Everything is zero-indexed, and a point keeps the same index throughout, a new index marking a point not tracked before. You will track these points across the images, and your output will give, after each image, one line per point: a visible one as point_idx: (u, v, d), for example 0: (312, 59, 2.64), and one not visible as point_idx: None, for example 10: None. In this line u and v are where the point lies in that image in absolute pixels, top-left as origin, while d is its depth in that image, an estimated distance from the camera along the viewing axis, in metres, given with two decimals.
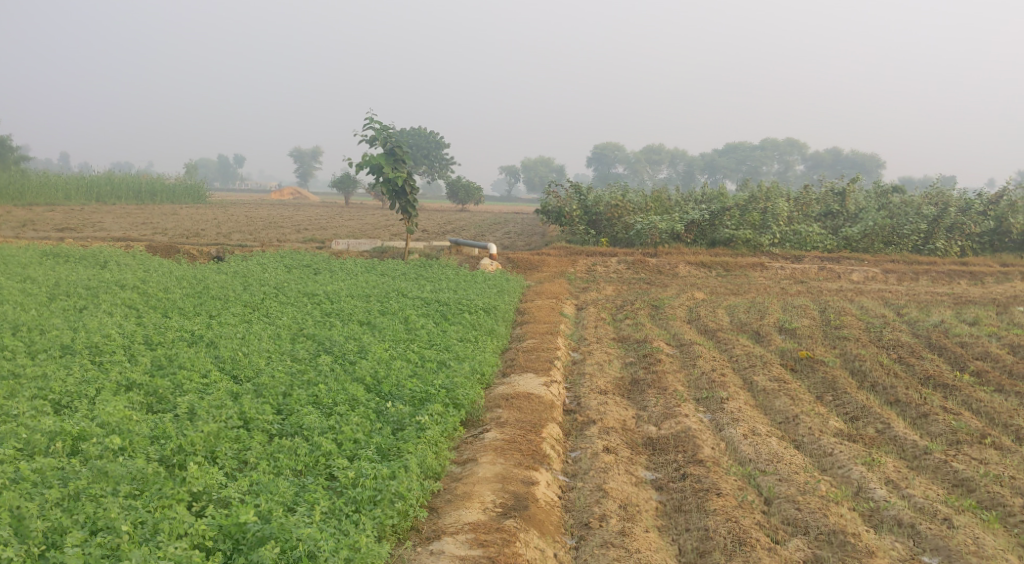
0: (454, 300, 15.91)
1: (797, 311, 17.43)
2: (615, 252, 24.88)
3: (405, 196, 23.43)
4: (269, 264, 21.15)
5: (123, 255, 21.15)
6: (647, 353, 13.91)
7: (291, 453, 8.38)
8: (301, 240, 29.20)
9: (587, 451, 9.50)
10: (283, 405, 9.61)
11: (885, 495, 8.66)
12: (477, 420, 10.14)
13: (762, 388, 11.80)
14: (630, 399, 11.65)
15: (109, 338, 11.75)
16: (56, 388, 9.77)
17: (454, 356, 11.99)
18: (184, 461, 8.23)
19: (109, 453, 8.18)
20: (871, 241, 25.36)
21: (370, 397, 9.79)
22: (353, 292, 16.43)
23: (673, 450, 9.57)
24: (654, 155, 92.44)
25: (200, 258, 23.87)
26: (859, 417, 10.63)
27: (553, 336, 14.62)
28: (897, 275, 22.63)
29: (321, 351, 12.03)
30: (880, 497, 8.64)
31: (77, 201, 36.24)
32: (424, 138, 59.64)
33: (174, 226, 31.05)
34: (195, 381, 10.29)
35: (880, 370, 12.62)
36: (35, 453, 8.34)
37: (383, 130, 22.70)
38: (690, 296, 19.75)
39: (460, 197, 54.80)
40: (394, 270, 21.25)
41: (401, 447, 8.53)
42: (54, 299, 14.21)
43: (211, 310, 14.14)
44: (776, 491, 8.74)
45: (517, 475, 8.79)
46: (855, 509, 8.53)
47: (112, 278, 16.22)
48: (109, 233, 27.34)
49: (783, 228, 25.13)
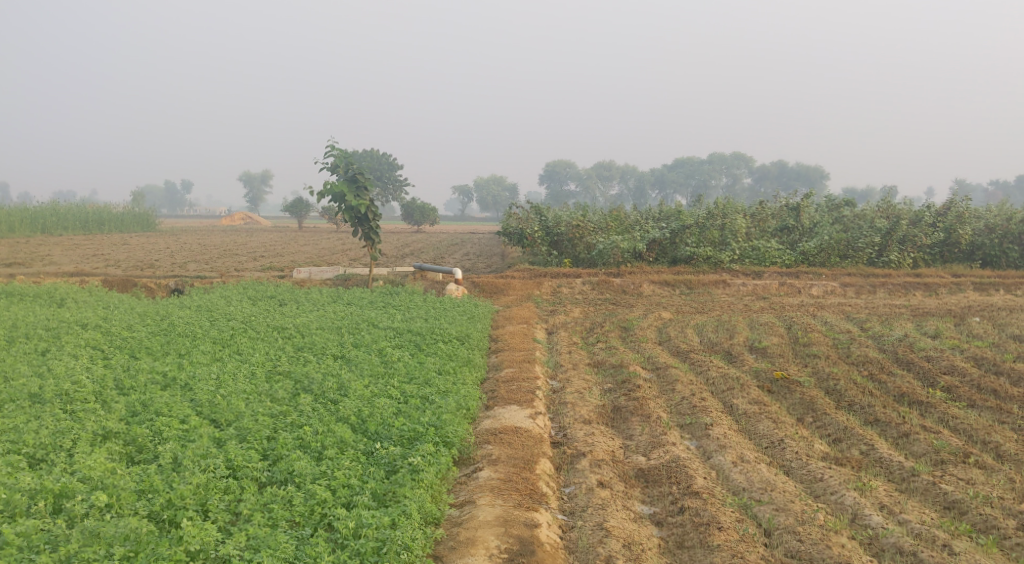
0: (426, 329, 15.75)
1: (764, 329, 17.52)
2: (579, 273, 24.89)
3: (367, 222, 23.19)
4: (232, 296, 20.80)
5: (79, 291, 20.64)
6: (624, 379, 13.75)
7: (285, 503, 8.45)
8: (259, 268, 28.79)
9: (582, 487, 9.56)
10: (270, 449, 9.41)
11: (882, 522, 8.82)
12: (468, 458, 10.07)
13: (743, 411, 11.79)
14: (614, 428, 11.63)
15: (79, 384, 11.38)
16: (29, 441, 9.42)
17: (437, 391, 11.83)
18: (175, 516, 8.20)
19: (96, 511, 8.13)
20: (827, 255, 25.74)
21: (358, 438, 9.66)
22: (323, 323, 16.20)
23: (666, 481, 9.63)
24: (605, 171, 93.06)
25: (159, 291, 23.41)
26: (842, 439, 10.73)
27: (529, 364, 14.49)
28: (855, 288, 22.95)
29: (299, 391, 11.76)
30: (876, 524, 8.80)
31: (22, 233, 35.33)
32: (376, 161, 59.40)
33: (126, 257, 30.40)
34: (174, 427, 9.97)
35: (856, 390, 12.65)
36: (16, 515, 8.09)
37: (344, 157, 22.50)
38: (657, 316, 19.81)
39: (414, 218, 54.61)
40: (360, 299, 21.03)
41: (397, 492, 8.67)
42: (14, 342, 13.79)
43: (180, 349, 13.83)
44: (775, 522, 8.86)
45: (519, 518, 8.80)
46: (853, 538, 8.67)
47: (73, 317, 15.79)
48: (61, 267, 26.69)
49: (742, 245, 25.40)
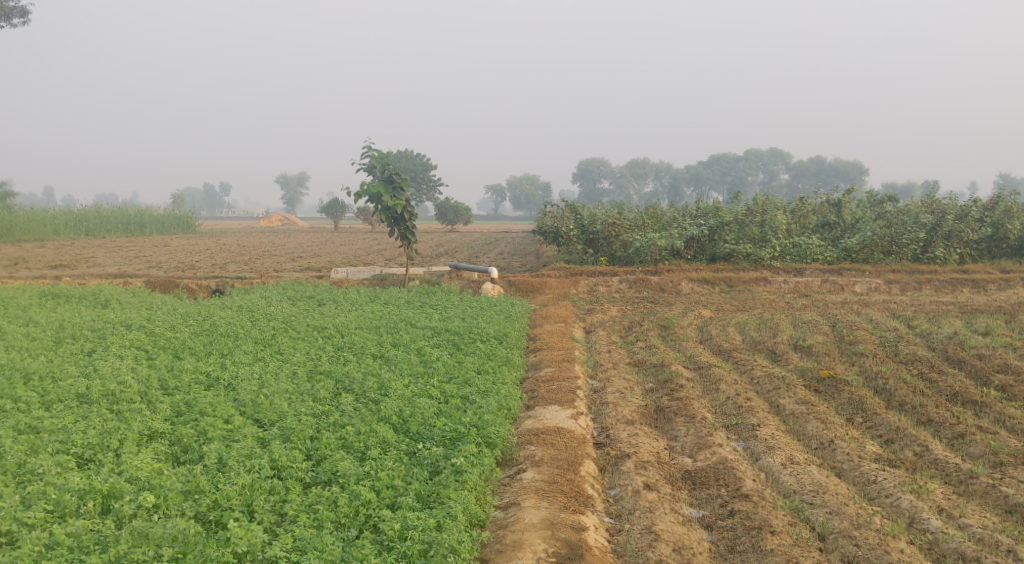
0: (464, 328, 15.65)
1: (808, 327, 17.16)
2: (616, 271, 24.63)
3: (404, 222, 23.13)
4: (272, 297, 20.88)
5: (123, 292, 20.85)
6: (667, 379, 13.53)
7: (330, 504, 8.37)
8: (297, 268, 28.91)
9: (628, 489, 9.39)
10: (313, 449, 9.35)
11: (941, 526, 8.55)
12: (510, 459, 9.93)
13: (790, 411, 11.53)
14: (658, 428, 11.43)
15: (125, 385, 11.41)
16: (78, 441, 9.45)
17: (477, 391, 11.70)
18: (221, 517, 8.17)
19: (144, 512, 8.13)
20: (871, 252, 25.13)
21: (400, 439, 9.58)
22: (362, 323, 16.16)
23: (715, 484, 9.44)
24: (639, 169, 92.39)
25: (200, 292, 23.59)
26: (894, 439, 10.43)
27: (569, 364, 14.31)
28: (900, 285, 22.45)
29: (340, 391, 11.71)
30: (936, 529, 8.53)
31: (66, 236, 35.88)
32: (410, 161, 59.49)
33: (167, 258, 30.73)
34: (219, 427, 9.96)
35: (906, 389, 12.30)
36: (66, 515, 8.12)
37: (381, 157, 22.47)
38: (697, 314, 19.54)
39: (448, 218, 54.60)
40: (398, 298, 21.01)
41: (442, 494, 8.55)
42: (61, 343, 13.92)
43: (222, 350, 13.86)
44: (829, 526, 8.63)
45: (566, 521, 8.65)
46: (912, 542, 8.41)
47: (117, 318, 15.92)
48: (104, 269, 27.03)
49: (783, 242, 24.96)
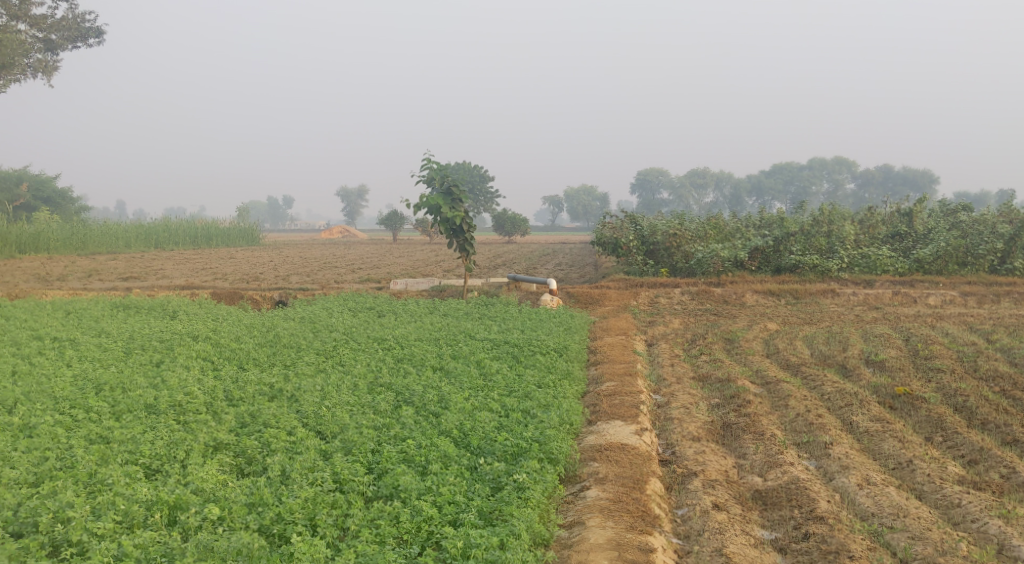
0: (524, 340, 15.45)
1: (880, 341, 16.56)
2: (678, 283, 24.20)
3: (463, 234, 23.05)
4: (334, 308, 20.96)
5: (190, 303, 21.16)
6: (733, 394, 13.14)
7: (392, 519, 8.22)
8: (358, 280, 29.07)
9: (696, 509, 9.09)
10: (375, 463, 9.22)
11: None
12: (574, 476, 9.68)
13: (864, 428, 11.10)
14: (725, 446, 11.08)
15: (191, 396, 11.46)
16: (146, 451, 9.48)
17: (538, 405, 11.48)
18: (285, 531, 8.07)
19: (209, 524, 8.08)
20: (944, 263, 24.24)
21: (462, 453, 9.40)
22: (422, 335, 16.09)
23: (787, 505, 9.09)
24: (700, 178, 91.06)
25: (263, 303, 23.83)
26: (978, 460, 9.94)
27: (631, 378, 13.99)
28: (976, 297, 21.62)
29: (400, 403, 11.59)
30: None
31: (137, 248, 36.71)
32: (469, 173, 59.60)
33: (233, 270, 31.20)
34: (282, 439, 9.91)
35: (989, 407, 11.71)
36: (134, 526, 8.11)
37: (440, 169, 22.43)
38: (763, 327, 19.05)
39: (506, 230, 54.52)
40: (457, 310, 20.92)
41: (505, 511, 8.35)
42: (130, 353, 14.10)
43: (285, 361, 13.89)
44: (912, 552, 8.24)
45: (632, 541, 8.38)
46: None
47: (184, 329, 16.11)
48: (172, 281, 27.51)
49: (851, 253, 24.24)
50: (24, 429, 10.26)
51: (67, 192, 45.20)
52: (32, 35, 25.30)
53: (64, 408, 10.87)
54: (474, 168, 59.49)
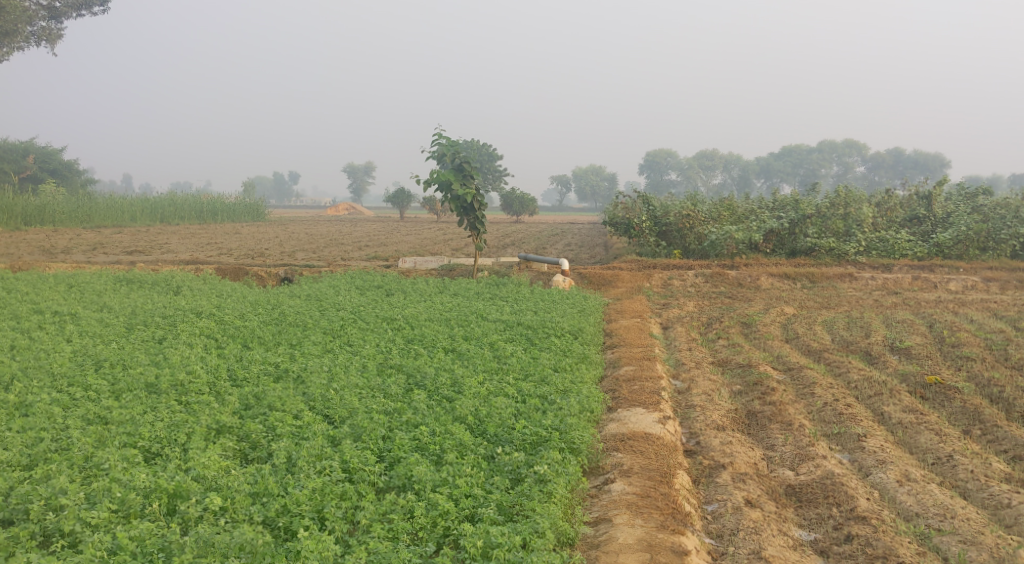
0: (537, 322, 14.93)
1: (903, 327, 16.00)
2: (691, 265, 23.64)
3: (473, 212, 22.46)
4: (341, 286, 20.46)
5: (195, 279, 20.69)
6: (756, 381, 12.63)
7: (405, 514, 7.69)
8: (365, 257, 28.52)
9: (727, 505, 8.69)
10: (386, 450, 8.72)
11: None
12: (596, 467, 9.20)
13: (898, 420, 10.70)
14: (751, 436, 10.60)
15: (194, 375, 10.98)
16: (145, 434, 8.94)
17: (556, 390, 11.00)
18: (291, 524, 7.50)
19: (210, 515, 7.51)
20: (965, 248, 23.64)
21: (478, 442, 8.91)
22: (432, 315, 15.59)
23: (824, 502, 8.77)
24: (707, 162, 90.22)
25: (269, 280, 23.35)
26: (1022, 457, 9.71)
27: (650, 362, 13.50)
28: (999, 283, 20.96)
29: (411, 386, 11.11)
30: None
31: (143, 222, 36.30)
32: (477, 152, 58.81)
33: (238, 246, 30.69)
34: (288, 423, 9.39)
35: None
36: (131, 515, 7.55)
37: (451, 145, 21.78)
38: (780, 311, 18.51)
39: (515, 209, 53.81)
40: (467, 290, 20.41)
41: (526, 508, 7.84)
42: (132, 329, 13.65)
43: (291, 340, 13.40)
44: (966, 558, 7.89)
45: (665, 543, 7.88)
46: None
47: (188, 304, 15.64)
48: (177, 255, 27.04)
49: (868, 236, 23.66)
50: (20, 407, 9.79)
51: (73, 164, 44.69)
52: (36, 3, 24.64)
53: (62, 385, 10.41)
54: (484, 146, 58.98)
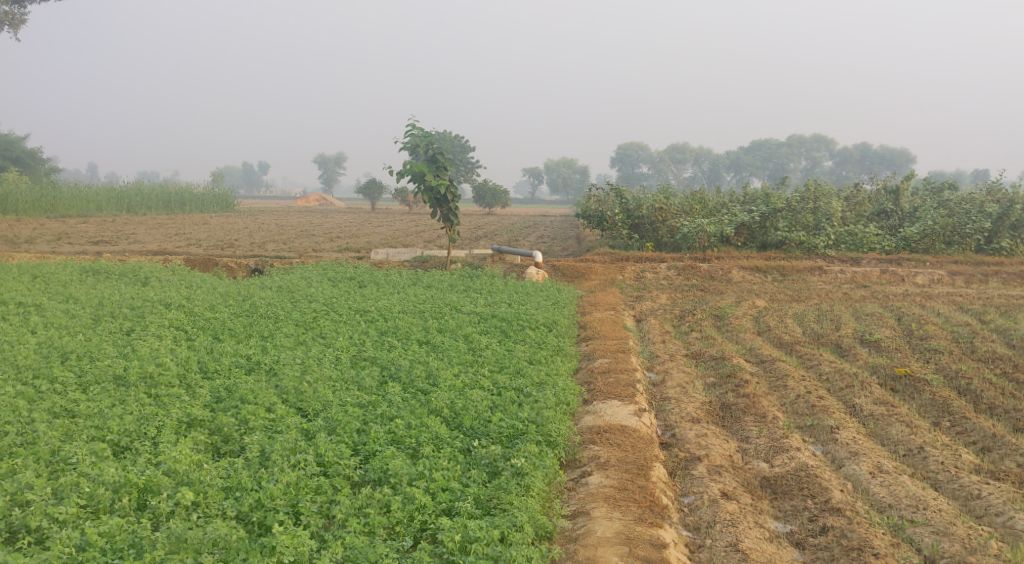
0: (511, 314, 14.91)
1: (872, 320, 16.15)
2: (663, 258, 23.71)
3: (447, 204, 22.36)
4: (313, 277, 20.30)
5: (163, 269, 20.42)
6: (729, 373, 12.70)
7: (382, 508, 7.62)
8: (337, 249, 28.33)
9: (704, 498, 8.72)
10: (361, 444, 8.65)
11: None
12: (573, 460, 9.19)
13: (869, 413, 10.81)
14: (726, 428, 10.65)
15: (164, 367, 10.83)
16: (114, 427, 8.78)
17: (531, 382, 10.98)
18: (265, 519, 7.40)
19: (182, 510, 7.37)
20: (931, 242, 23.79)
21: (454, 435, 8.87)
22: (405, 307, 15.51)
23: (799, 494, 8.83)
24: (678, 154, 90.99)
25: (239, 271, 23.12)
26: (991, 448, 9.84)
27: (625, 355, 13.52)
28: (965, 277, 21.22)
29: (386, 379, 11.05)
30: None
31: (109, 212, 35.79)
32: (450, 143, 58.61)
33: (207, 236, 30.35)
34: (261, 416, 9.29)
35: (995, 392, 11.37)
36: (100, 511, 7.38)
37: (425, 136, 21.64)
38: (751, 304, 18.62)
39: (487, 201, 53.68)
40: (441, 282, 20.32)
41: (504, 501, 7.81)
42: (99, 321, 13.45)
43: (263, 332, 13.26)
44: (939, 549, 7.98)
45: (643, 536, 7.89)
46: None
47: (157, 296, 15.42)
48: (145, 246, 26.68)
49: (838, 230, 23.85)
50: None
51: (36, 152, 43.92)
52: None
53: (27, 378, 10.22)
54: (456, 137, 58.76)
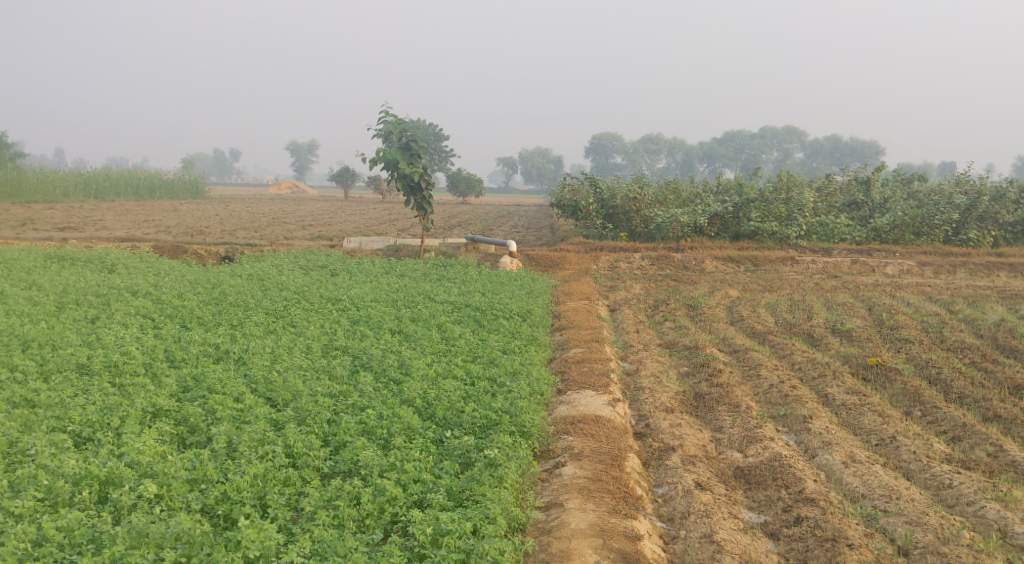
0: (485, 303, 14.80)
1: (843, 310, 16.21)
2: (637, 247, 23.70)
3: (420, 191, 22.18)
4: (284, 265, 20.07)
5: (130, 256, 20.10)
6: (703, 362, 12.70)
7: (352, 500, 7.49)
8: (309, 237, 28.05)
9: (678, 488, 8.70)
10: (331, 434, 8.52)
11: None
12: (547, 450, 9.13)
13: (841, 402, 10.83)
14: (699, 418, 10.63)
15: (129, 355, 10.62)
16: (76, 418, 8.57)
17: (505, 372, 10.90)
18: (232, 512, 7.24)
19: (145, 503, 7.18)
20: (901, 233, 23.96)
21: (426, 426, 8.75)
22: (378, 295, 15.35)
23: (773, 484, 8.83)
24: (652, 145, 90.81)
25: (208, 259, 22.82)
26: (962, 437, 9.88)
27: (599, 344, 13.47)
28: (934, 268, 21.38)
29: (357, 368, 10.91)
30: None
31: (76, 198, 35.22)
32: (424, 132, 58.26)
33: (177, 223, 29.92)
34: (228, 407, 9.12)
35: (964, 381, 11.45)
36: (58, 504, 7.15)
37: (399, 123, 21.41)
38: (723, 294, 18.63)
39: (461, 189, 53.41)
40: (414, 271, 20.17)
41: (477, 493, 7.70)
42: (64, 308, 13.18)
43: (232, 320, 13.07)
44: (913, 540, 7.99)
45: (617, 528, 7.84)
46: (1009, 561, 7.80)
47: (123, 283, 15.14)
48: (112, 232, 26.26)
49: (809, 221, 23.89)
50: None
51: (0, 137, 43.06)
52: None
53: None
54: (430, 125, 58.33)
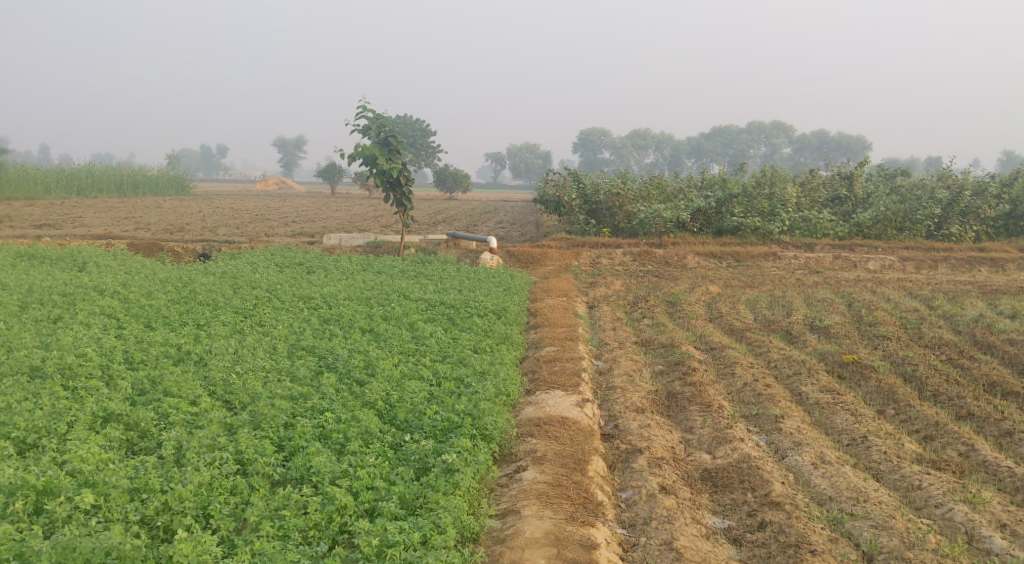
0: (460, 301, 14.55)
1: (823, 306, 16.03)
2: (619, 243, 23.49)
3: (399, 187, 21.87)
4: (259, 263, 19.73)
5: (103, 254, 19.73)
6: (677, 360, 12.49)
7: (300, 509, 7.26)
8: (290, 234, 27.72)
9: (641, 493, 8.50)
10: (286, 439, 8.28)
11: (1006, 546, 7.75)
12: (509, 454, 8.94)
13: (815, 401, 10.64)
14: (670, 419, 10.42)
15: (85, 357, 10.29)
16: (21, 424, 8.28)
17: (473, 372, 10.64)
18: (171, 524, 7.00)
19: (80, 515, 6.91)
20: (884, 228, 23.81)
21: (386, 429, 8.51)
22: (352, 293, 15.08)
23: (739, 487, 8.64)
24: (640, 140, 90.57)
25: (185, 256, 22.48)
26: (934, 436, 9.70)
27: (573, 343, 13.23)
28: (916, 263, 21.25)
29: (322, 369, 10.63)
30: (1000, 550, 7.72)
31: (57, 195, 34.77)
32: (409, 127, 57.84)
33: (157, 220, 29.53)
34: (183, 410, 8.85)
35: (939, 378, 11.28)
36: None
37: (377, 118, 21.03)
38: (704, 290, 18.42)
39: (448, 185, 53.12)
40: (392, 268, 19.88)
41: (430, 502, 7.47)
42: (26, 308, 12.86)
43: (199, 320, 12.78)
44: (878, 545, 7.81)
45: (573, 536, 7.64)
46: None
47: (91, 282, 14.81)
48: (90, 229, 25.86)
49: (792, 216, 23.68)
50: None
51: None
52: None
53: None
54: (415, 121, 57.99)
